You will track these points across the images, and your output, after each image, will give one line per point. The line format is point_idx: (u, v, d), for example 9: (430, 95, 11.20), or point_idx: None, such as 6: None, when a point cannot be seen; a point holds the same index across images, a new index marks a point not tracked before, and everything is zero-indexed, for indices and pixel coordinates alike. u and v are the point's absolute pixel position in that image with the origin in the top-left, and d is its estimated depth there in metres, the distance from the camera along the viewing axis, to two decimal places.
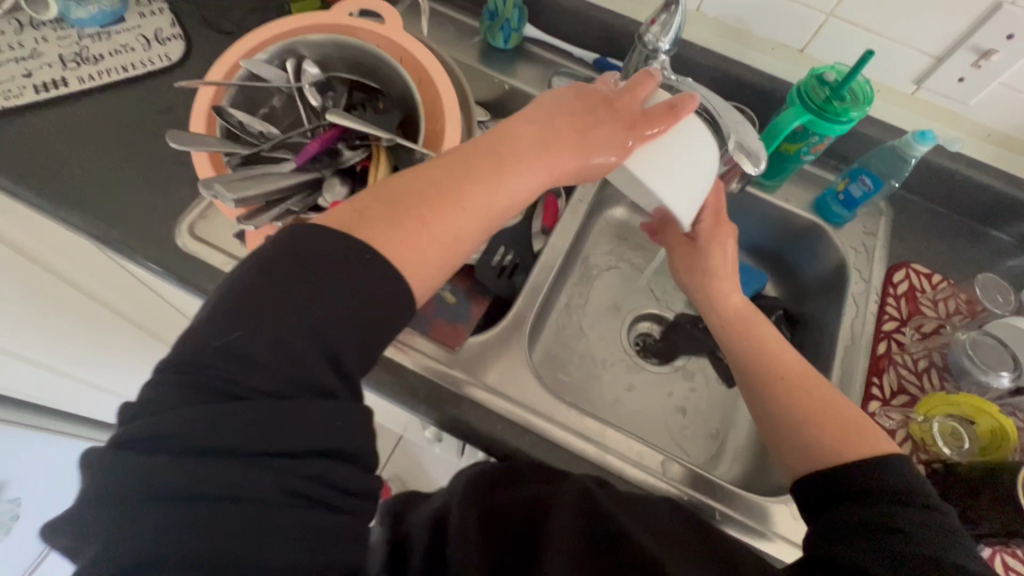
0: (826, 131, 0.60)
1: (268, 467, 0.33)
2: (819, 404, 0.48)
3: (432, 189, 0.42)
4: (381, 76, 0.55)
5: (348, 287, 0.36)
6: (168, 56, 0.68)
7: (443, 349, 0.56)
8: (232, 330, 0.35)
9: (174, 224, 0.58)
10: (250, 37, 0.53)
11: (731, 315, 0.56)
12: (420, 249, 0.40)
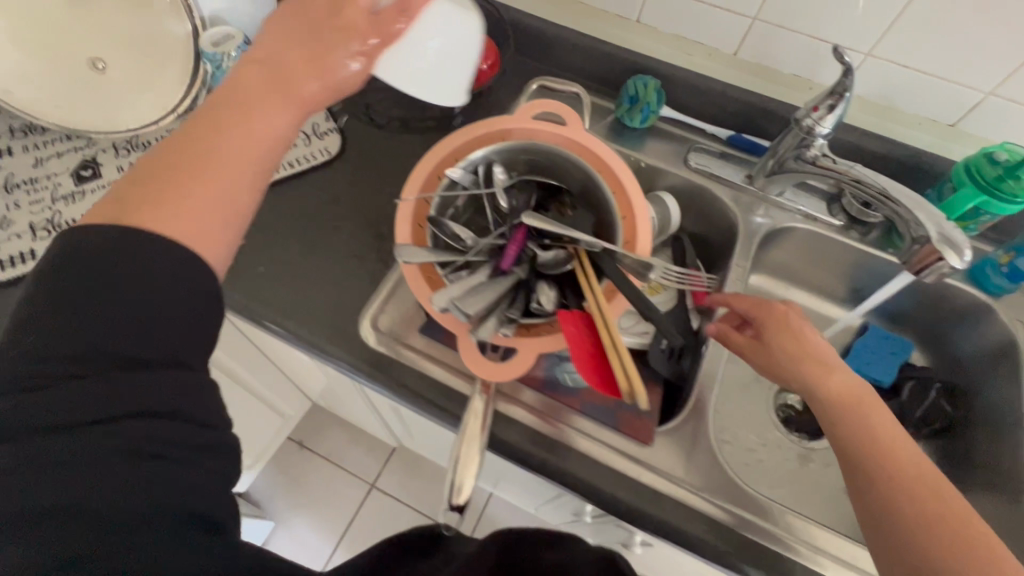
0: (999, 210, 0.60)
1: (52, 443, 0.32)
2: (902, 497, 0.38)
3: (171, 145, 0.39)
4: (563, 174, 0.57)
5: (123, 271, 0.35)
6: (327, 150, 0.71)
7: (632, 442, 0.55)
8: (89, 321, 0.34)
9: (358, 320, 0.60)
10: (442, 146, 0.55)
11: (835, 398, 0.45)
12: (194, 210, 0.37)
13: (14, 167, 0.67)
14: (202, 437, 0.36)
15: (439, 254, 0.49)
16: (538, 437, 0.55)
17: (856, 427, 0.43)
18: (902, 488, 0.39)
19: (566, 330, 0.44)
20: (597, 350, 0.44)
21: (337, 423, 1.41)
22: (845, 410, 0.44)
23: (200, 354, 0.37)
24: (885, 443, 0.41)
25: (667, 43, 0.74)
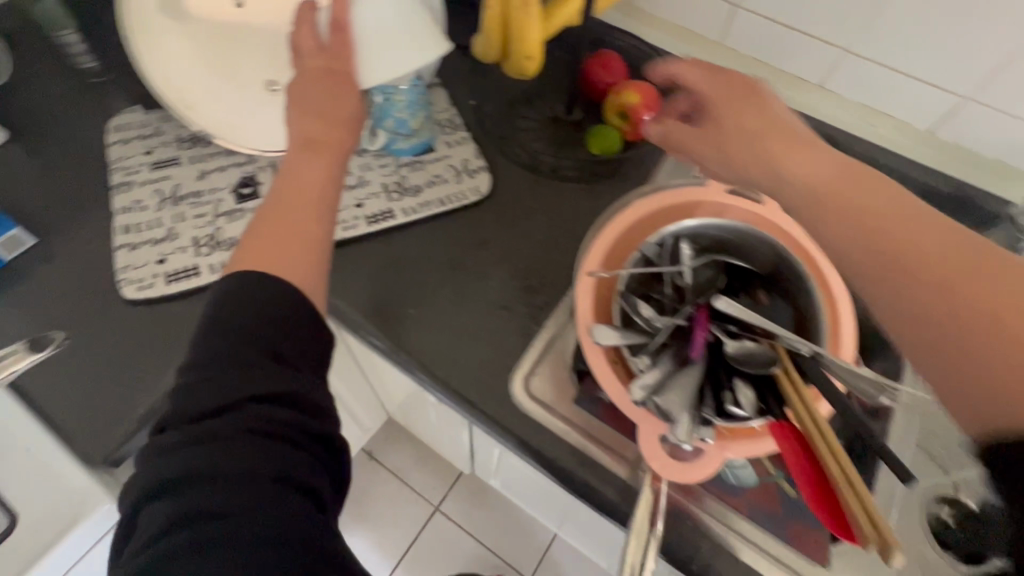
0: None
1: (202, 423, 0.40)
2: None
3: (285, 194, 0.51)
4: (756, 257, 0.53)
5: (254, 299, 0.44)
6: (479, 190, 0.70)
7: (802, 558, 0.50)
8: (223, 334, 0.42)
9: (509, 378, 0.58)
10: (627, 217, 0.54)
11: None
12: (302, 257, 0.48)
13: (181, 176, 0.69)
14: (299, 433, 0.41)
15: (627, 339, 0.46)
16: (701, 540, 0.50)
17: (913, 265, 0.35)
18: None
19: (780, 446, 0.41)
20: (816, 478, 0.39)
21: (408, 438, 1.40)
22: (902, 246, 0.36)
23: (306, 362, 0.45)
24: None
25: (850, 110, 0.69)
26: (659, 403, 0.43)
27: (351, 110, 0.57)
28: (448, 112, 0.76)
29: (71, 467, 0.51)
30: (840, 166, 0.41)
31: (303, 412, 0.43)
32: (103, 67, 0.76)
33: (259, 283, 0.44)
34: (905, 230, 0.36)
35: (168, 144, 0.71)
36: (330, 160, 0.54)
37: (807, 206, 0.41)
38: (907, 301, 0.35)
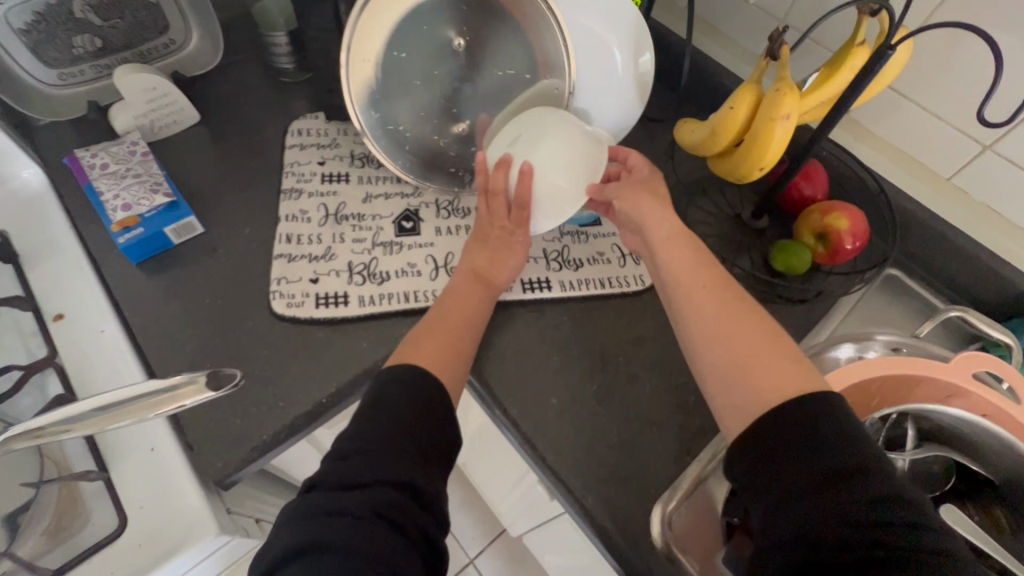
0: None
1: (346, 496, 0.38)
2: (781, 364, 0.41)
3: (440, 307, 0.55)
4: (971, 450, 0.46)
5: (406, 391, 0.45)
6: (643, 280, 0.64)
7: None
8: (383, 415, 0.43)
9: (649, 509, 0.51)
10: (848, 375, 0.45)
11: None
12: (451, 360, 0.51)
13: (348, 195, 0.68)
14: (426, 541, 0.39)
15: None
16: None
17: (702, 314, 0.46)
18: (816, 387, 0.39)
19: None
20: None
21: (457, 478, 1.35)
22: (712, 297, 0.47)
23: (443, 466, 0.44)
24: (784, 344, 0.43)
25: None
26: None
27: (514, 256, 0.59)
28: None
29: (187, 482, 0.49)
30: (686, 241, 0.52)
31: (430, 514, 0.41)
32: (298, 69, 0.78)
33: (413, 374, 0.47)
34: (723, 293, 0.47)
35: (342, 158, 0.71)
36: (485, 301, 0.57)
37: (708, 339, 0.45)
38: (707, 338, 0.45)
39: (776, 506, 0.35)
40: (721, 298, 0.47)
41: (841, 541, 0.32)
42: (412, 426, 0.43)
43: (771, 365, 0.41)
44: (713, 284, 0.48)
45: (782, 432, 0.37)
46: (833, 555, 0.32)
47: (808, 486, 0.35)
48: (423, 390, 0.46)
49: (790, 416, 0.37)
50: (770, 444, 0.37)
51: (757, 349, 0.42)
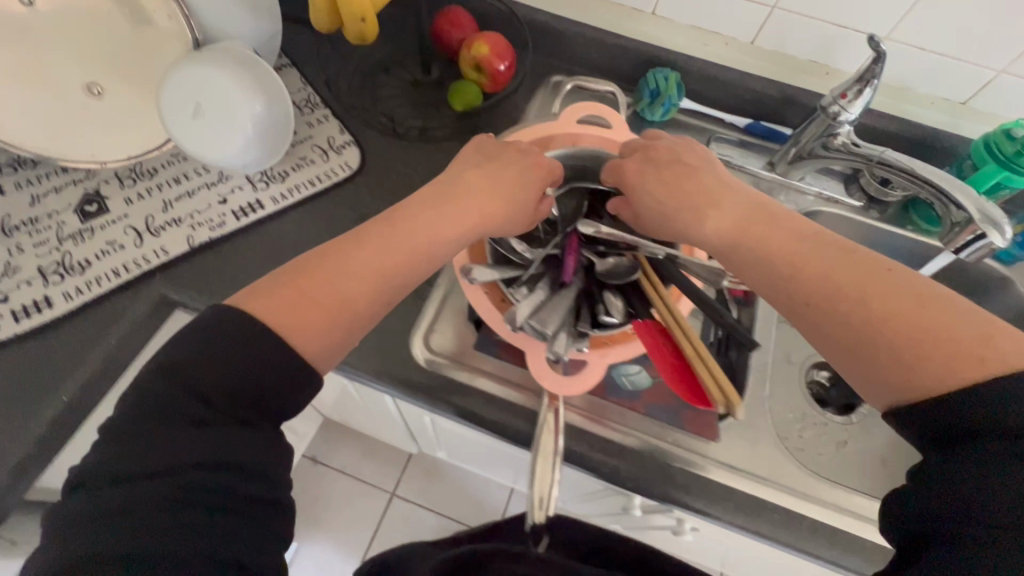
0: (1019, 184, 0.62)
1: (171, 474, 0.36)
2: (870, 279, 0.40)
3: (348, 242, 0.47)
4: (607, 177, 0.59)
5: (233, 360, 0.39)
6: (349, 165, 0.69)
7: (698, 439, 0.56)
8: (179, 390, 0.39)
9: (408, 339, 0.58)
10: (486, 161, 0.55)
11: (734, 232, 0.47)
12: (316, 323, 0.42)
13: (9, 204, 0.61)
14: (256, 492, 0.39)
15: (503, 273, 0.49)
16: (607, 442, 0.55)
17: (776, 251, 0.44)
18: (903, 366, 0.36)
19: (650, 343, 0.45)
20: (678, 361, 0.44)
21: (350, 434, 1.39)
22: (738, 239, 0.46)
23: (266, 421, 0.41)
24: (867, 265, 0.41)
25: (680, 33, 0.74)
26: (537, 323, 0.46)
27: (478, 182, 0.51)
28: (304, 93, 0.74)
29: None
30: (679, 198, 0.50)
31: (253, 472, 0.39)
32: None
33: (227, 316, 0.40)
34: (805, 247, 0.43)
35: None
36: (443, 228, 0.49)
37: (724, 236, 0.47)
38: (768, 285, 0.44)
39: (937, 485, 0.33)
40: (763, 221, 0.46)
41: (999, 520, 0.30)
42: (236, 404, 0.39)
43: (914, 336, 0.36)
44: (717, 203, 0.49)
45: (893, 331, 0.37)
46: (949, 531, 0.31)
47: (974, 444, 0.32)
48: (230, 352, 0.39)
49: (926, 408, 0.34)
50: (954, 421, 0.33)
51: (836, 302, 0.40)
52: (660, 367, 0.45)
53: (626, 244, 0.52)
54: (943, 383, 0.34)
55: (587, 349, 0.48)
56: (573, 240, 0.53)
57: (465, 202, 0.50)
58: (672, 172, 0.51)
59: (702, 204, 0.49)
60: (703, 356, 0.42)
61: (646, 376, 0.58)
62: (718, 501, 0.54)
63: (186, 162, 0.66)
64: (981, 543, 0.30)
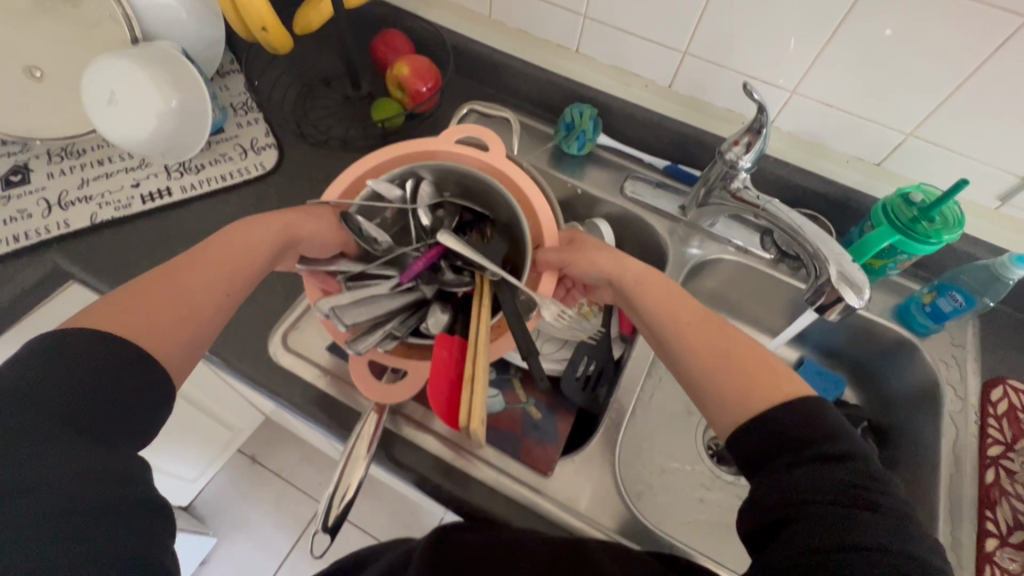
0: (914, 250, 0.60)
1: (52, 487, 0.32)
2: (713, 325, 0.47)
3: (186, 260, 0.44)
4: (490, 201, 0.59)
5: (72, 367, 0.35)
6: (263, 165, 0.72)
7: (530, 472, 0.55)
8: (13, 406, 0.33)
9: (268, 334, 0.59)
10: (364, 163, 0.55)
11: (643, 275, 0.52)
12: (174, 314, 0.40)
13: None
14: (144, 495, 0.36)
15: (341, 264, 0.52)
16: (437, 462, 0.54)
17: (657, 297, 0.50)
18: (737, 392, 0.42)
19: (435, 354, 0.44)
20: (460, 377, 0.45)
21: (292, 437, 1.37)
22: (648, 280, 0.52)
23: (131, 442, 0.37)
24: (709, 315, 0.48)
25: (604, 73, 0.76)
26: (341, 313, 0.45)
27: (312, 236, 0.50)
28: (243, 97, 0.77)
29: None
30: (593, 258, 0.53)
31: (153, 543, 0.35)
32: None
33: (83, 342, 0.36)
34: (676, 295, 0.50)
35: None
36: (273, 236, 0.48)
37: (627, 281, 0.52)
38: (656, 325, 0.49)
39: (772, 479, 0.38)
40: (652, 276, 0.52)
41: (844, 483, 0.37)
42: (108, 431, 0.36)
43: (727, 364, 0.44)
44: (646, 274, 0.52)
45: (731, 358, 0.44)
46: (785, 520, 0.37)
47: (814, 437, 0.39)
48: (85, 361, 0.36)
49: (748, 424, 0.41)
50: (790, 428, 0.39)
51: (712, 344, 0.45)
52: (441, 379, 0.44)
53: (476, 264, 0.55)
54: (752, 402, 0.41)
55: (391, 350, 0.50)
56: (436, 248, 0.57)
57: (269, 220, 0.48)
58: (585, 248, 0.54)
59: (618, 258, 0.53)
60: (475, 374, 0.42)
61: (498, 402, 0.58)
62: None
63: (114, 148, 0.71)
64: (821, 509, 0.36)
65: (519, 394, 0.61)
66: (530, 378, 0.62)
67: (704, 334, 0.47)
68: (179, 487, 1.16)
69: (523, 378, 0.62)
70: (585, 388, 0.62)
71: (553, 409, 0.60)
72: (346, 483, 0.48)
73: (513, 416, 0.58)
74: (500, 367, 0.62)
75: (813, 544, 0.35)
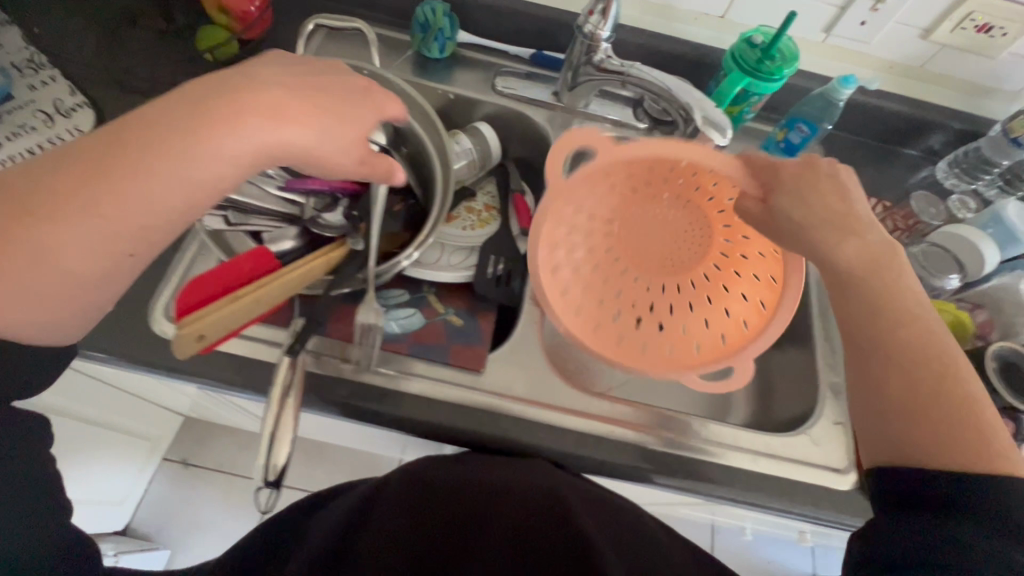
0: (763, 90, 0.65)
1: None
2: (920, 352, 0.41)
3: (53, 189, 0.34)
4: (420, 175, 0.57)
5: None
6: (79, 129, 0.60)
7: (465, 373, 0.56)
8: None
9: (144, 311, 0.53)
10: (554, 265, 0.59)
11: (861, 269, 0.42)
12: (14, 274, 0.33)
13: None
14: None
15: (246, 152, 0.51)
16: (371, 390, 0.54)
17: (862, 306, 0.42)
18: (913, 428, 0.39)
19: (243, 259, 0.43)
20: (229, 289, 0.41)
21: (221, 431, 1.29)
22: (876, 267, 0.42)
23: None
24: (928, 346, 0.41)
25: None
26: None
27: (312, 157, 0.39)
28: (25, 52, 0.62)
29: None
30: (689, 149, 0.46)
31: None
32: None
33: None
34: (907, 323, 0.41)
35: None
36: (182, 170, 0.35)
37: (832, 284, 0.44)
38: (852, 326, 0.43)
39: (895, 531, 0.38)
40: (872, 269, 0.42)
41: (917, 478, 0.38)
42: None
43: (902, 389, 0.40)
44: (866, 268, 0.42)
45: (925, 394, 0.40)
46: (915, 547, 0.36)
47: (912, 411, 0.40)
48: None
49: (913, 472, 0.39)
50: (936, 491, 0.37)
51: (900, 339, 0.41)
52: (209, 280, 0.40)
53: (359, 223, 0.51)
54: (936, 449, 0.38)
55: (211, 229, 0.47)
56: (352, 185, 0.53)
57: (263, 126, 0.37)
58: (789, 215, 0.44)
59: (851, 225, 0.43)
60: (243, 293, 0.40)
61: (416, 318, 0.59)
62: (491, 432, 0.54)
63: None
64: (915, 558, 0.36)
65: (437, 307, 0.61)
66: (445, 290, 0.63)
67: (932, 361, 0.40)
68: (106, 514, 1.07)
69: (438, 291, 0.62)
70: (504, 282, 0.63)
71: (472, 312, 0.61)
72: (281, 430, 0.46)
73: (435, 328, 0.58)
74: (413, 287, 0.62)
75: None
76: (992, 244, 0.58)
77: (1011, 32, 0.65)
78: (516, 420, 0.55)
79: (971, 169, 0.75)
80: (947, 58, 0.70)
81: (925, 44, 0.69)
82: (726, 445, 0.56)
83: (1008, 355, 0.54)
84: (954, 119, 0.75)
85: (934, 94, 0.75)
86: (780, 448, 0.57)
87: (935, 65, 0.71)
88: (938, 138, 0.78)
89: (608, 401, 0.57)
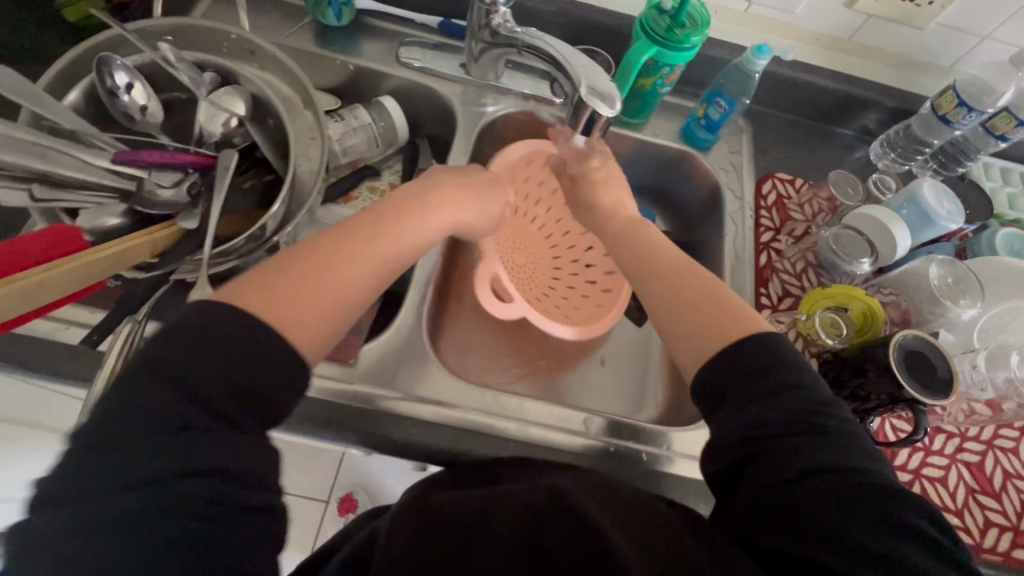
0: (674, 60, 0.60)
1: None
2: (684, 279, 0.49)
3: (312, 264, 0.41)
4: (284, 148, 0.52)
5: None
6: None
7: (334, 365, 0.52)
8: None
9: None
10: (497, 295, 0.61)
11: (621, 224, 0.57)
12: (320, 304, 0.39)
13: None
14: None
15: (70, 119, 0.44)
16: None
17: (634, 256, 0.53)
18: (705, 330, 0.43)
19: (32, 239, 0.37)
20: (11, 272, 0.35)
21: None
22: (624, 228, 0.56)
23: None
24: (667, 263, 0.51)
25: None
26: None
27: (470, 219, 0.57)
28: None
29: None
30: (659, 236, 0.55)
31: None
32: None
33: None
34: (648, 247, 0.53)
35: None
36: (395, 247, 0.46)
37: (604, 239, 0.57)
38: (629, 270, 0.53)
39: (751, 442, 0.38)
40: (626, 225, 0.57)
41: (756, 438, 0.37)
42: None
43: (685, 308, 0.46)
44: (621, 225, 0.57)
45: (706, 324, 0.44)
46: (768, 464, 0.36)
47: (752, 385, 0.39)
48: (199, 335, 0.33)
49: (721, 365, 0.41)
50: (753, 390, 0.39)
51: (668, 269, 0.49)
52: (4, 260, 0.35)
53: (199, 201, 0.47)
54: (711, 338, 0.43)
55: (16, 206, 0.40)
56: (200, 158, 0.48)
57: (452, 211, 0.54)
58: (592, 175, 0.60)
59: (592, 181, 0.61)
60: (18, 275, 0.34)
61: None
62: (361, 430, 0.50)
63: None
64: (776, 470, 0.36)
65: None
66: None
67: (672, 281, 0.49)
68: None
69: None
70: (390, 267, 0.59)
71: None
72: None
73: None
74: None
75: (779, 489, 0.35)
76: (905, 226, 0.55)
77: (938, 1, 0.61)
78: (390, 416, 0.51)
79: (904, 149, 0.72)
80: (875, 29, 0.66)
81: (851, 14, 0.65)
82: (609, 439, 0.53)
83: (915, 346, 0.51)
84: (887, 96, 0.71)
85: (866, 69, 0.71)
86: (673, 444, 0.54)
87: (864, 37, 0.67)
88: (872, 116, 0.74)
89: (491, 394, 0.53)
